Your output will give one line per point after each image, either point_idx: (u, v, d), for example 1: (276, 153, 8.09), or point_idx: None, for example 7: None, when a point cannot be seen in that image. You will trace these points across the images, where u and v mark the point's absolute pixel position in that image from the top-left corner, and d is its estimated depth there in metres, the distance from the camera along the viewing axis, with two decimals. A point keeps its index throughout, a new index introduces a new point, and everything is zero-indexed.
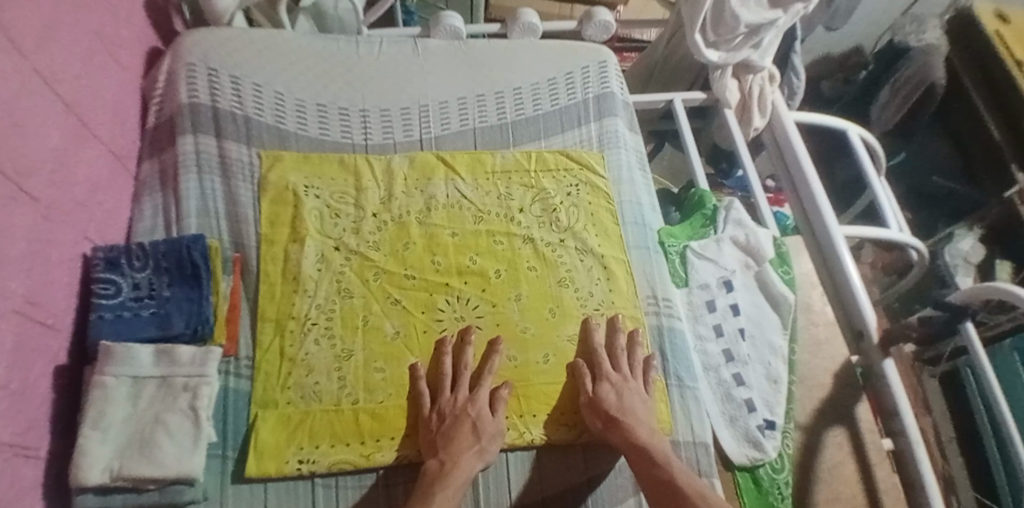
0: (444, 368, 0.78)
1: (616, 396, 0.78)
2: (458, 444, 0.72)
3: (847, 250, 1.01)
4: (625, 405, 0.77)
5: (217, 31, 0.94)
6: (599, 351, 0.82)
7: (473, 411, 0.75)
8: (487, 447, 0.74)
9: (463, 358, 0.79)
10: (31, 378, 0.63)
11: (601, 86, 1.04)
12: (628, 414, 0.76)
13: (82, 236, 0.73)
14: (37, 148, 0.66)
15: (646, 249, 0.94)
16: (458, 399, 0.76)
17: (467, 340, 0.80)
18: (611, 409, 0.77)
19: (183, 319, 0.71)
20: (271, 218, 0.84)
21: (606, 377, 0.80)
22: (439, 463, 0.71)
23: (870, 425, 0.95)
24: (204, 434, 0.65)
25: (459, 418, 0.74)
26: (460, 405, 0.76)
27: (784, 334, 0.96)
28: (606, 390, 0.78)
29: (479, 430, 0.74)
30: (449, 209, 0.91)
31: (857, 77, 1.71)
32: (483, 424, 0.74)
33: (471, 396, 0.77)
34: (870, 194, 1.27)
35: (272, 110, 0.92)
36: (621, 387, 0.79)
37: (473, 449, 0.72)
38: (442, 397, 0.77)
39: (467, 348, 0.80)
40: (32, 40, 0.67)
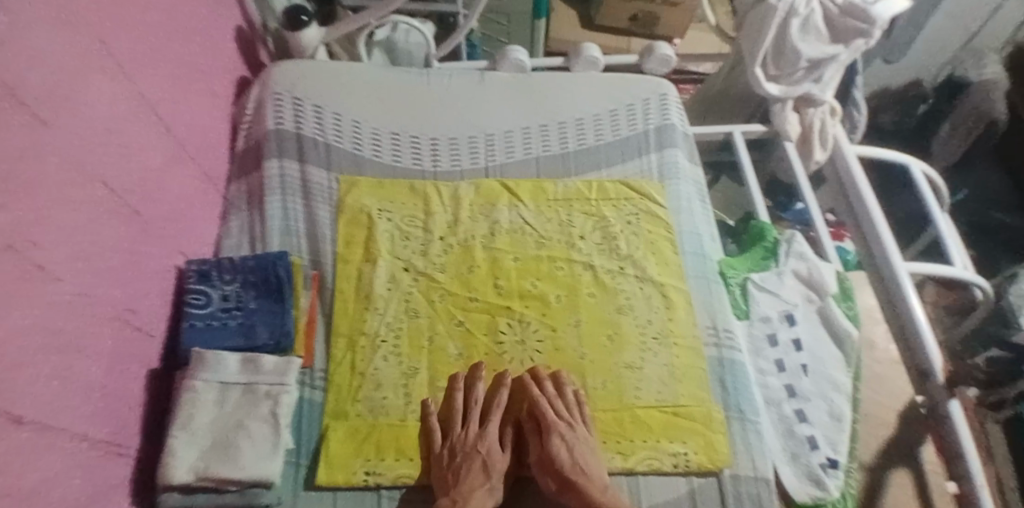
0: (456, 403, 0.79)
1: (569, 452, 0.75)
2: (468, 481, 0.73)
3: (913, 288, 0.98)
4: (579, 463, 0.75)
5: (301, 64, 1.00)
6: (541, 402, 0.79)
7: (484, 448, 0.76)
8: (496, 486, 0.75)
9: (474, 393, 0.80)
10: (127, 380, 0.68)
11: (662, 117, 1.05)
12: (583, 472, 0.74)
13: (176, 250, 0.79)
14: (140, 167, 0.73)
15: (706, 279, 0.94)
16: (469, 435, 0.77)
17: (455, 385, 0.80)
18: (564, 470, 0.75)
19: (266, 330, 0.75)
20: (347, 239, 0.89)
21: (557, 430, 0.76)
22: (451, 502, 0.71)
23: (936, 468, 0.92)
24: (282, 440, 0.69)
25: (470, 454, 0.75)
26: (471, 442, 0.77)
27: (847, 369, 0.93)
28: (557, 447, 0.76)
29: (489, 467, 0.75)
30: (512, 234, 0.93)
31: (915, 109, 1.64)
32: (492, 461, 0.76)
33: (481, 433, 0.78)
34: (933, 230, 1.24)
35: (349, 137, 0.97)
36: (572, 441, 0.76)
37: (484, 487, 0.73)
38: (454, 433, 0.77)
39: (477, 383, 0.80)
40: (137, 67, 0.74)
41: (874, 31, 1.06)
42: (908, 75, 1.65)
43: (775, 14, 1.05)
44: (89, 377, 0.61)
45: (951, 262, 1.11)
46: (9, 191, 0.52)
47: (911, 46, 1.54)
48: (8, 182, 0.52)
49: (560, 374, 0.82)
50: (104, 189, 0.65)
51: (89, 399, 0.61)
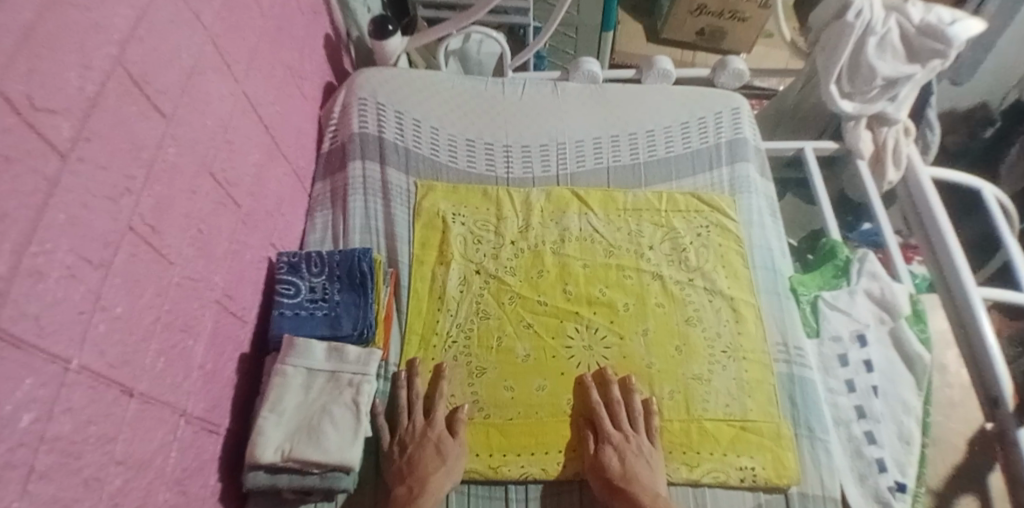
0: (399, 400, 0.81)
1: (620, 461, 0.76)
2: (423, 467, 0.75)
3: (984, 312, 0.95)
4: (628, 471, 0.75)
5: (384, 71, 1.05)
6: (598, 409, 0.80)
7: (433, 434, 0.78)
8: (452, 466, 0.76)
9: (414, 388, 0.82)
10: (223, 361, 0.72)
11: (734, 131, 1.05)
12: (635, 481, 0.75)
13: (268, 242, 0.84)
14: (243, 162, 0.77)
15: (777, 294, 0.93)
16: (416, 426, 0.79)
17: (399, 383, 0.82)
18: (612, 476, 0.75)
19: (350, 321, 0.79)
20: (422, 240, 0.93)
21: (608, 438, 0.79)
22: (408, 489, 0.74)
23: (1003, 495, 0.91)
24: (362, 428, 0.72)
25: (422, 442, 0.77)
26: (419, 432, 0.78)
27: (919, 393, 0.90)
28: (609, 456, 0.77)
29: (442, 451, 0.77)
30: (582, 241, 0.95)
31: (981, 132, 1.57)
32: (446, 445, 0.77)
33: (428, 423, 0.79)
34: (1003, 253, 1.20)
35: (427, 143, 1.01)
36: (625, 451, 0.77)
37: (440, 470, 0.75)
38: (401, 427, 0.80)
39: (416, 379, 0.82)
40: (242, 68, 0.78)
41: (951, 52, 1.03)
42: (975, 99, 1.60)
43: (852, 31, 1.04)
44: (191, 358, 0.66)
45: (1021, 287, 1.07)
46: (132, 178, 0.56)
47: (979, 65, 1.50)
48: (132, 169, 0.57)
49: (628, 378, 0.83)
50: (212, 181, 0.70)
51: (190, 377, 0.65)
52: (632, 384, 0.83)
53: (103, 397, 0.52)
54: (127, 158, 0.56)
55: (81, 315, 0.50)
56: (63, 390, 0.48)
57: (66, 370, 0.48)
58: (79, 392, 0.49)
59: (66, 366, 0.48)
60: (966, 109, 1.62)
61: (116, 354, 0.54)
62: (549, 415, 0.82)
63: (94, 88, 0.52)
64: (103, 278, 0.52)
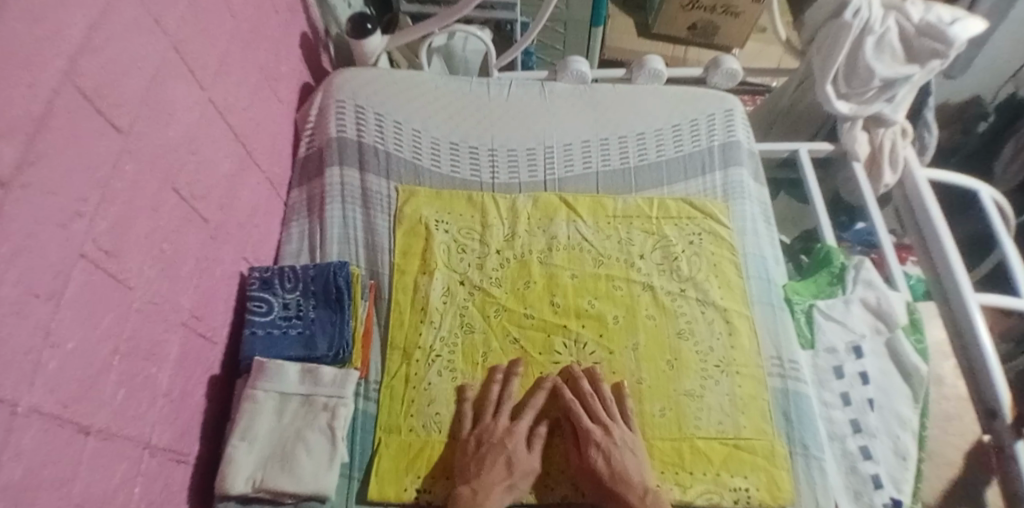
0: (490, 394, 0.79)
1: (605, 460, 0.73)
2: (490, 475, 0.72)
3: (980, 316, 0.93)
4: (614, 469, 0.72)
5: (364, 71, 1.01)
6: (574, 408, 0.78)
7: (510, 444, 0.75)
8: (517, 484, 0.73)
9: (508, 388, 0.79)
10: (190, 386, 0.68)
11: (727, 133, 1.02)
12: (622, 480, 0.72)
13: (240, 256, 0.80)
14: (211, 174, 0.74)
15: (771, 305, 0.90)
16: (498, 427, 0.76)
17: (492, 379, 0.80)
18: (601, 477, 0.73)
19: (326, 342, 0.75)
20: (404, 249, 0.89)
21: (592, 439, 0.75)
22: (472, 490, 0.71)
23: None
24: (338, 454, 0.69)
25: (496, 447, 0.74)
26: (499, 435, 0.75)
27: (915, 407, 0.87)
28: (595, 457, 0.74)
29: (512, 466, 0.73)
30: (570, 250, 0.91)
31: (975, 127, 1.54)
32: (518, 460, 0.74)
33: (511, 427, 0.77)
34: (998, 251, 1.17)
35: (410, 147, 0.97)
36: (609, 448, 0.74)
37: (504, 484, 0.72)
38: (483, 423, 0.77)
39: (512, 380, 0.80)
40: (210, 75, 0.74)
41: (950, 53, 1.00)
42: (967, 94, 1.56)
43: (849, 31, 1.00)
44: (156, 385, 0.62)
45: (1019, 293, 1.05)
46: (85, 200, 0.52)
47: (969, 62, 1.47)
48: (86, 191, 0.53)
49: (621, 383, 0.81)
50: (177, 197, 0.66)
51: (156, 406, 0.62)
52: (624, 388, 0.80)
53: (55, 438, 0.48)
54: (80, 180, 0.52)
55: (30, 354, 0.46)
56: (11, 435, 0.44)
57: (14, 414, 0.44)
58: (29, 435, 0.46)
59: (14, 409, 0.44)
60: (958, 102, 1.56)
61: (69, 391, 0.50)
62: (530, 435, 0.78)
63: (41, 107, 0.47)
64: (53, 311, 0.48)
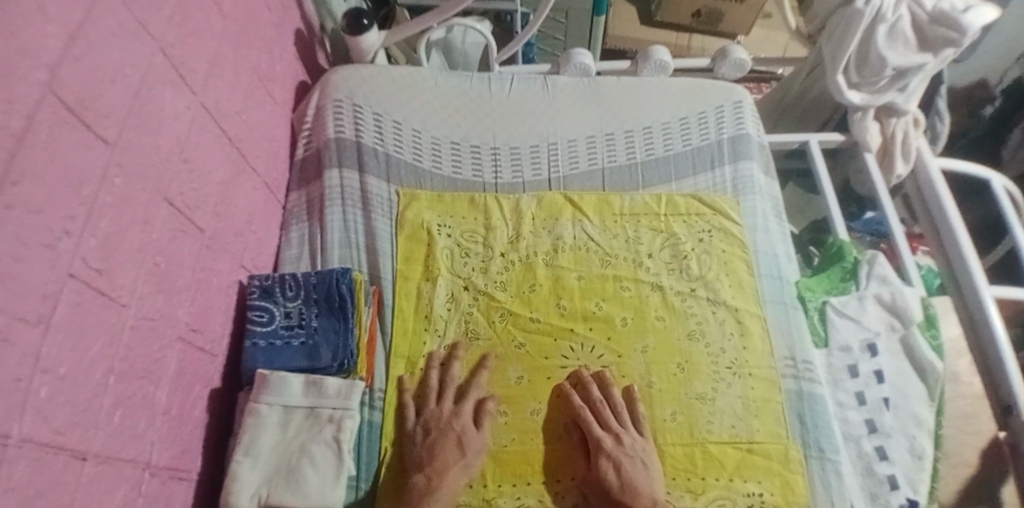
0: (431, 382, 0.79)
1: (616, 472, 0.72)
2: (443, 458, 0.72)
3: (994, 308, 0.91)
4: (626, 482, 0.71)
5: (361, 68, 0.98)
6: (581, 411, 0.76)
7: (458, 424, 0.75)
8: (472, 462, 0.73)
9: (450, 372, 0.79)
10: (190, 401, 0.67)
11: (736, 126, 0.99)
12: (631, 490, 0.71)
13: (238, 264, 0.78)
14: (205, 182, 0.71)
15: (783, 304, 0.87)
16: (443, 412, 0.76)
17: (430, 364, 0.80)
18: (612, 490, 0.71)
19: (330, 352, 0.73)
20: (406, 255, 0.87)
21: (602, 448, 0.74)
22: (426, 478, 0.70)
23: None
24: (345, 468, 0.67)
25: (445, 430, 0.74)
26: (444, 419, 0.75)
27: (932, 406, 0.85)
28: (605, 468, 0.73)
29: (463, 444, 0.73)
30: (577, 251, 0.89)
31: (981, 111, 1.51)
32: (468, 438, 0.74)
33: (456, 410, 0.76)
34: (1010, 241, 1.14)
35: (410, 147, 0.95)
36: (619, 457, 0.73)
37: (459, 464, 0.72)
38: (427, 410, 0.77)
39: (453, 364, 0.80)
40: (201, 78, 0.71)
41: (965, 40, 0.97)
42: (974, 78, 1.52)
43: (861, 18, 0.96)
44: (154, 403, 0.60)
45: None
46: (72, 218, 0.50)
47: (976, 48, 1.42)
48: (73, 208, 0.50)
49: (631, 388, 0.79)
50: (170, 208, 0.64)
51: (155, 424, 0.60)
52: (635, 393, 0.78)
53: (51, 466, 0.47)
54: (66, 197, 0.50)
55: (20, 383, 0.44)
56: (2, 468, 0.42)
57: (5, 445, 0.42)
58: (23, 466, 0.43)
59: (5, 441, 0.42)
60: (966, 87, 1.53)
61: (63, 418, 0.48)
62: (543, 441, 0.77)
63: (22, 123, 0.45)
64: (43, 337, 0.46)
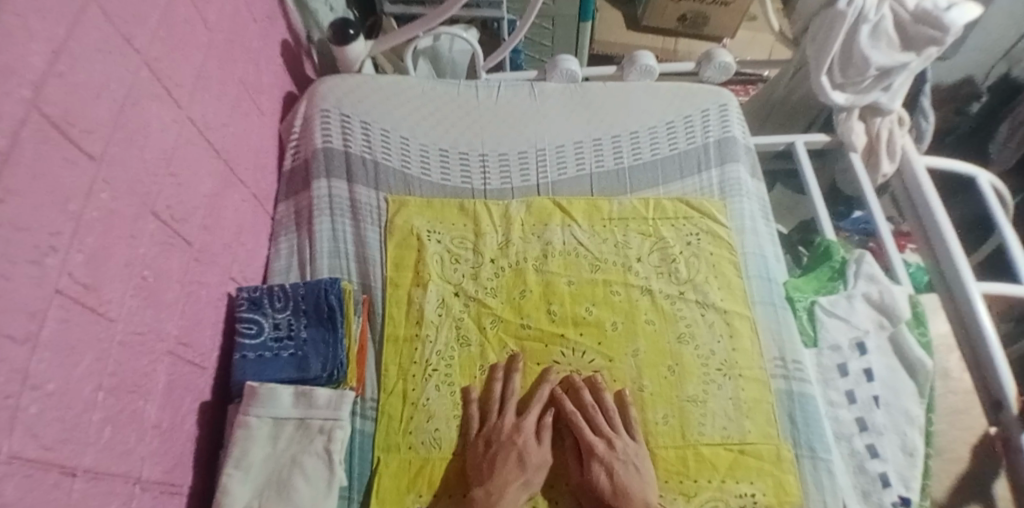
0: (494, 392, 0.79)
1: (608, 477, 0.72)
2: (504, 473, 0.72)
3: (982, 304, 0.91)
4: (619, 486, 0.72)
5: (348, 78, 0.98)
6: (575, 419, 0.77)
7: (520, 439, 0.75)
8: (532, 479, 0.73)
9: (511, 384, 0.79)
10: (180, 415, 0.67)
11: (722, 130, 1.00)
12: (625, 495, 0.71)
13: (227, 276, 0.78)
14: (192, 196, 0.71)
15: (773, 305, 0.88)
16: (505, 425, 0.76)
17: (494, 377, 0.80)
18: (604, 495, 0.72)
19: (319, 362, 0.73)
20: (396, 262, 0.87)
21: (596, 454, 0.74)
22: (486, 493, 0.70)
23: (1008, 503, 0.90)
24: (336, 479, 0.67)
25: (508, 445, 0.74)
26: (506, 433, 0.75)
27: (922, 403, 0.86)
28: (598, 473, 0.73)
29: (525, 460, 0.73)
30: (566, 256, 0.89)
31: (969, 108, 1.53)
32: (529, 454, 0.74)
33: (518, 423, 0.77)
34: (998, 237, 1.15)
35: (398, 155, 0.95)
36: (612, 462, 0.73)
37: (519, 481, 0.72)
38: (490, 422, 0.77)
39: (514, 374, 0.80)
40: (187, 91, 0.72)
41: (948, 39, 0.98)
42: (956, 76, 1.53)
43: (844, 20, 0.97)
44: (144, 417, 0.60)
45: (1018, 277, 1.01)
46: (59, 234, 0.50)
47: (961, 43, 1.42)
48: (59, 224, 0.50)
49: (623, 392, 0.79)
50: (157, 221, 0.64)
51: (146, 439, 0.60)
52: (626, 397, 0.79)
53: (42, 483, 0.46)
54: (52, 212, 0.50)
55: (8, 400, 0.44)
56: None
57: None
58: (13, 484, 0.43)
59: None
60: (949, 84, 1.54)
61: (52, 435, 0.48)
62: None
63: (6, 141, 0.45)
64: (31, 354, 0.46)
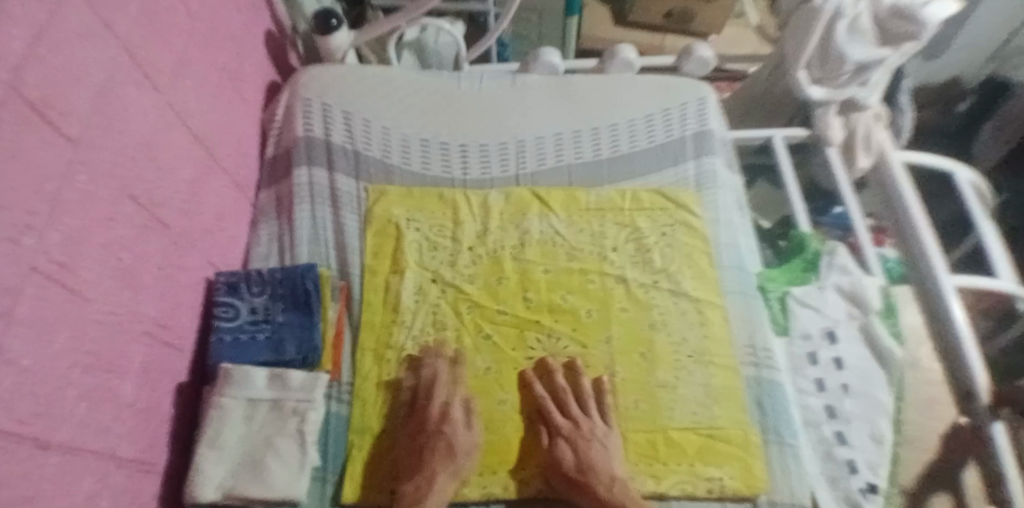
0: (421, 381, 0.79)
1: (572, 454, 0.75)
2: (433, 463, 0.73)
3: (956, 300, 0.94)
4: (582, 463, 0.74)
5: (331, 67, 1.00)
6: (546, 403, 0.78)
7: (447, 430, 0.75)
8: (460, 465, 0.74)
9: (440, 372, 0.79)
10: (156, 396, 0.68)
11: (700, 123, 1.01)
12: (589, 471, 0.73)
13: (206, 262, 0.79)
14: (172, 181, 0.73)
15: (744, 294, 0.90)
16: (433, 415, 0.76)
17: (403, 365, 0.81)
18: (568, 470, 0.74)
19: (295, 345, 0.75)
20: (374, 250, 0.89)
21: (560, 432, 0.77)
22: (415, 486, 0.72)
23: (975, 493, 0.89)
24: (309, 459, 0.69)
25: (435, 436, 0.74)
26: (435, 422, 0.75)
27: (891, 391, 0.88)
28: (562, 450, 0.75)
29: (453, 449, 0.74)
30: (543, 245, 0.91)
31: (955, 107, 1.57)
32: (458, 442, 0.74)
33: (444, 413, 0.76)
34: (975, 237, 1.16)
35: (378, 144, 0.96)
36: (576, 440, 0.76)
37: (449, 470, 0.73)
38: (419, 412, 0.78)
39: (423, 364, 0.80)
40: (167, 78, 0.73)
41: (924, 35, 1.00)
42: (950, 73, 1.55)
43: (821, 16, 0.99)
44: (119, 396, 0.61)
45: (996, 275, 1.04)
46: (35, 213, 0.51)
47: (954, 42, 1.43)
48: (36, 204, 0.51)
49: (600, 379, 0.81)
50: (136, 205, 0.65)
51: (121, 417, 0.61)
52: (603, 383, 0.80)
53: (17, 455, 0.47)
54: (30, 193, 0.51)
55: None
56: None
57: None
58: None
59: None
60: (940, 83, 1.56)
61: (28, 408, 0.49)
62: (515, 431, 0.79)
63: None
64: (7, 328, 0.47)
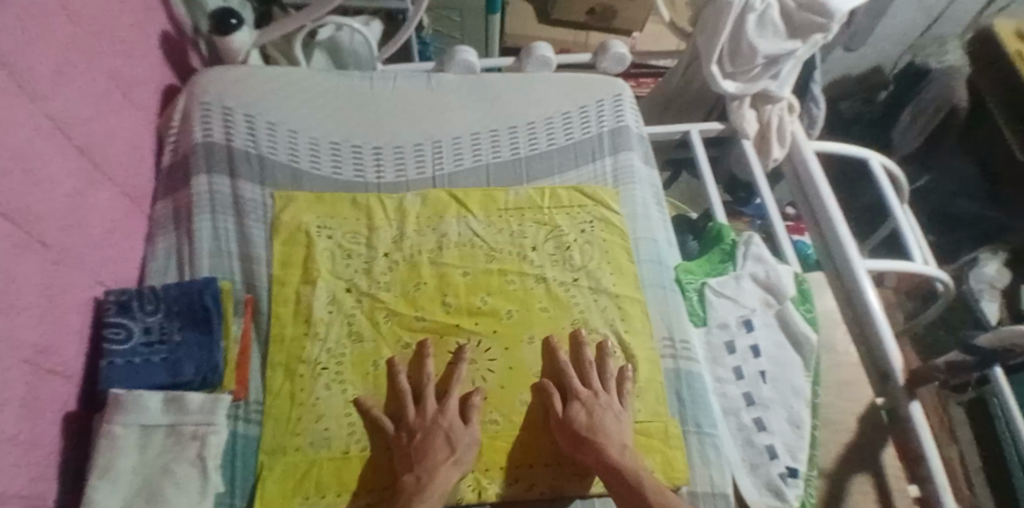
0: (403, 387, 0.77)
1: (586, 414, 0.76)
2: (433, 455, 0.71)
3: (869, 282, 0.97)
4: (594, 423, 0.75)
5: (231, 69, 0.95)
6: (566, 371, 0.80)
7: (446, 422, 0.74)
8: (462, 458, 0.72)
9: (423, 371, 0.79)
10: (40, 427, 0.63)
11: (616, 119, 1.02)
12: (598, 431, 0.74)
13: (94, 280, 0.74)
14: (51, 196, 0.67)
15: (663, 288, 0.91)
16: (427, 413, 0.75)
17: (395, 369, 0.78)
18: (578, 428, 0.74)
19: (192, 366, 0.72)
20: (283, 259, 0.85)
21: (576, 395, 0.78)
22: (416, 477, 0.70)
23: (896, 471, 0.92)
24: (211, 485, 0.66)
25: (432, 429, 0.73)
26: (431, 418, 0.75)
27: (807, 375, 0.91)
28: (577, 410, 0.76)
29: (453, 441, 0.73)
30: (462, 248, 0.90)
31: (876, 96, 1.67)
32: (457, 434, 0.73)
33: (441, 409, 0.75)
34: (891, 221, 1.20)
35: (285, 148, 0.92)
36: (592, 405, 0.76)
37: (451, 462, 0.71)
38: (408, 414, 0.76)
39: (426, 361, 0.79)
40: (44, 83, 0.67)
41: (831, 26, 1.03)
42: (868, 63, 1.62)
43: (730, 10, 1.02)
44: None
45: (912, 257, 1.08)
46: None
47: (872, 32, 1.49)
48: None
49: (603, 343, 0.83)
50: (8, 223, 0.60)
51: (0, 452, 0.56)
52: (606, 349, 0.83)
53: None
54: None
55: None
56: None
57: None
58: None
59: None
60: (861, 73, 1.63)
61: None
62: None
63: None
64: None
